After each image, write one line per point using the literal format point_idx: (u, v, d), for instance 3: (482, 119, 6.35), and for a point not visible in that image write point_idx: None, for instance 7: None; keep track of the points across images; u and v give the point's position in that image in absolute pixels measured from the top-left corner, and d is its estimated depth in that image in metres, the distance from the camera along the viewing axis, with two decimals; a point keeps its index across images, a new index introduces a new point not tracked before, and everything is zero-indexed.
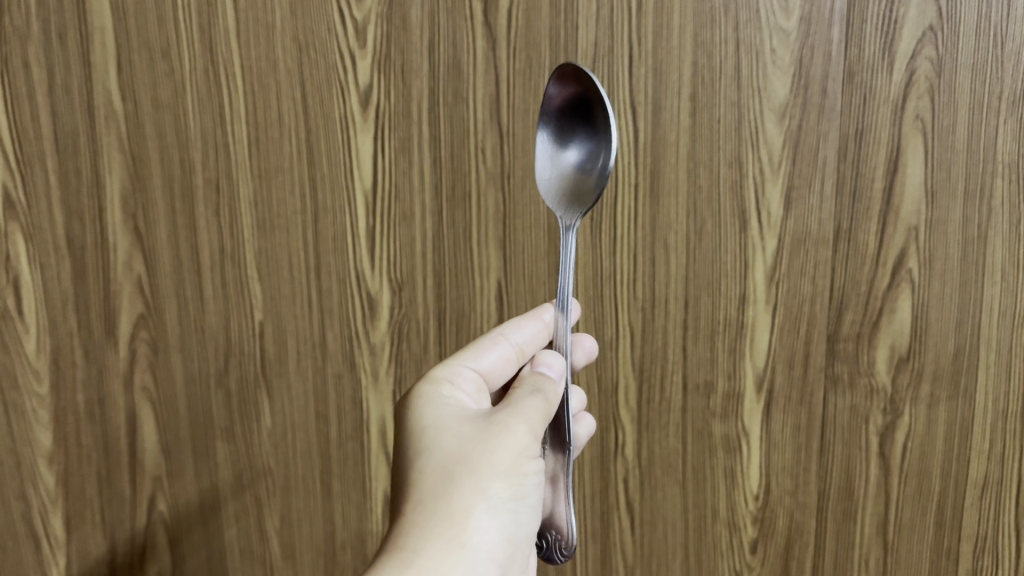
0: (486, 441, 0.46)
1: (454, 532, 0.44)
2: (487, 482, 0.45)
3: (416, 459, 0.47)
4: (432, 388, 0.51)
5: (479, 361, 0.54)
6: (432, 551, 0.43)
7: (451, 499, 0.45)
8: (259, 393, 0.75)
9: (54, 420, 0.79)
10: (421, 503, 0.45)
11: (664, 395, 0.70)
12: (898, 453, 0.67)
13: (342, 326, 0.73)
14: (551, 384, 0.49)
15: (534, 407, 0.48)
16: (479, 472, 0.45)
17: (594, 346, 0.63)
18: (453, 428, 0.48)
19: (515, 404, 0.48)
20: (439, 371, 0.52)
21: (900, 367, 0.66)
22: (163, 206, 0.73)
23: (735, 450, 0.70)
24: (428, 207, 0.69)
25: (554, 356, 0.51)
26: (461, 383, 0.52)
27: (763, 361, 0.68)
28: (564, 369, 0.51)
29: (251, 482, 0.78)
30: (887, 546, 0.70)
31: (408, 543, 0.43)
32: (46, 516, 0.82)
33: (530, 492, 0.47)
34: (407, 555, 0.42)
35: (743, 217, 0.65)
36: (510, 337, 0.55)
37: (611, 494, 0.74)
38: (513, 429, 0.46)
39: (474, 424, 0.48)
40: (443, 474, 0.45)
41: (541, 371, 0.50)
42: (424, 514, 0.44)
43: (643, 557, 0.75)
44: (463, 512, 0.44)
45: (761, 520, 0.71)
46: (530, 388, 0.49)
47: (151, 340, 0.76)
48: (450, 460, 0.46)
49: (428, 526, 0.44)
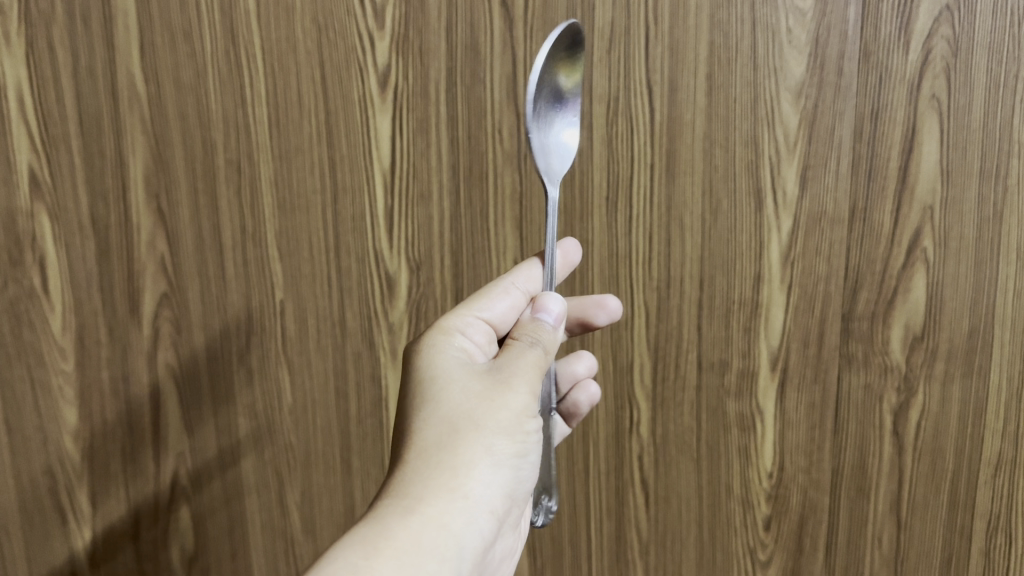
0: (492, 397, 0.48)
1: (458, 484, 0.46)
2: (492, 438, 0.47)
3: (421, 405, 0.49)
4: (442, 338, 0.52)
5: (489, 309, 0.55)
6: (436, 500, 0.46)
7: (456, 452, 0.47)
8: (280, 370, 0.77)
9: (80, 397, 0.81)
10: (425, 452, 0.47)
11: (679, 372, 0.71)
12: (911, 431, 0.68)
13: (361, 305, 0.74)
14: (547, 332, 0.52)
15: (533, 363, 0.50)
16: (483, 428, 0.47)
17: (616, 305, 0.65)
18: (459, 378, 0.50)
19: (518, 360, 0.50)
20: (450, 322, 0.53)
21: (915, 346, 0.66)
22: (186, 187, 0.74)
23: (749, 429, 0.71)
24: (446, 187, 0.70)
25: (552, 299, 0.53)
26: (471, 333, 0.53)
27: (778, 340, 0.68)
28: (560, 311, 0.53)
29: (272, 457, 0.79)
30: (900, 523, 0.70)
31: (413, 490, 0.46)
32: (72, 490, 0.84)
33: (531, 449, 0.50)
34: (411, 502, 0.45)
35: (759, 196, 0.66)
36: (518, 286, 0.56)
37: (626, 470, 0.75)
38: (518, 388, 0.49)
39: (479, 377, 0.50)
40: (449, 427, 0.48)
41: (540, 318, 0.52)
42: (429, 464, 0.47)
43: (657, 533, 0.76)
44: (468, 466, 0.47)
45: (775, 497, 0.72)
46: (528, 341, 0.51)
47: (175, 318, 0.77)
48: (458, 414, 0.48)
49: (433, 476, 0.46)
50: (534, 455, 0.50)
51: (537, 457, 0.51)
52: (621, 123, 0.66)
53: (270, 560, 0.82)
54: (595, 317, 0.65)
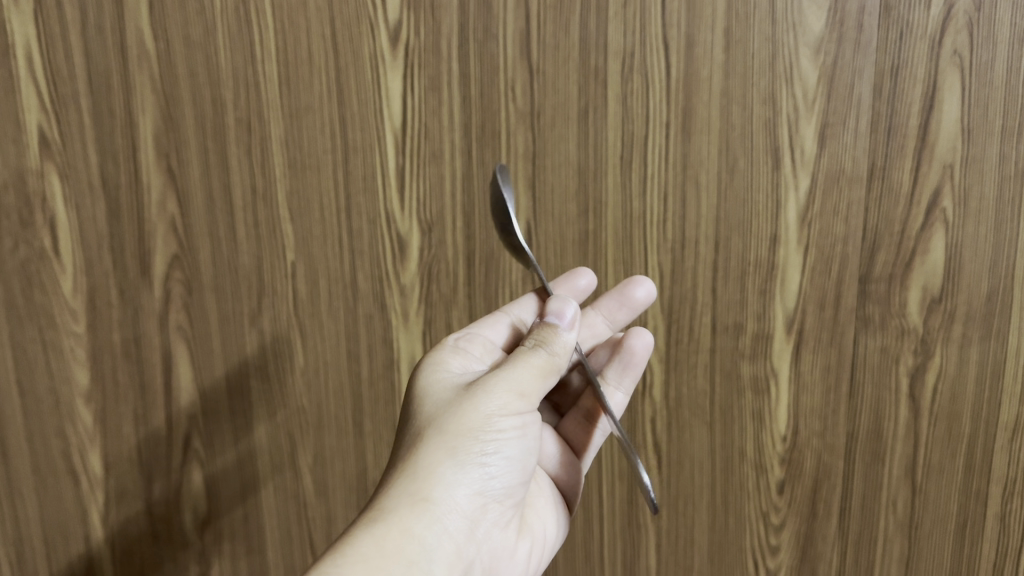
0: (464, 403, 0.51)
1: (422, 487, 0.49)
2: (457, 440, 0.50)
3: (405, 422, 0.53)
4: (436, 357, 0.57)
5: (486, 330, 0.60)
6: (402, 504, 0.49)
7: (421, 458, 0.50)
8: (291, 332, 0.76)
9: (92, 359, 0.81)
10: (401, 465, 0.51)
11: (693, 335, 0.70)
12: (928, 394, 0.67)
13: (372, 267, 0.73)
14: (559, 336, 0.54)
15: (522, 364, 0.52)
16: (450, 431, 0.50)
17: (646, 280, 0.66)
18: (442, 393, 0.53)
19: (510, 363, 0.53)
20: (447, 341, 0.59)
21: (932, 309, 0.65)
22: (195, 146, 0.73)
23: (763, 392, 0.70)
24: (458, 146, 0.69)
25: (563, 302, 0.55)
26: (471, 348, 0.58)
27: (794, 302, 0.68)
28: (573, 314, 0.55)
29: (284, 419, 0.79)
30: (915, 488, 0.70)
31: (384, 497, 0.49)
32: (84, 452, 0.84)
33: (507, 449, 0.51)
34: (378, 510, 0.48)
35: (776, 154, 0.65)
36: (509, 312, 0.62)
37: (638, 434, 0.74)
38: (493, 390, 0.51)
39: (461, 389, 0.53)
40: (421, 437, 0.51)
41: (551, 322, 0.54)
42: (401, 472, 0.50)
43: (670, 496, 0.76)
44: (434, 469, 0.50)
45: (789, 461, 0.72)
46: (532, 345, 0.53)
47: (186, 280, 0.77)
48: (430, 424, 0.51)
49: (402, 482, 0.49)
50: (514, 454, 0.52)
51: (520, 455, 0.52)
52: (636, 80, 0.65)
53: (282, 523, 0.82)
54: (631, 293, 0.66)
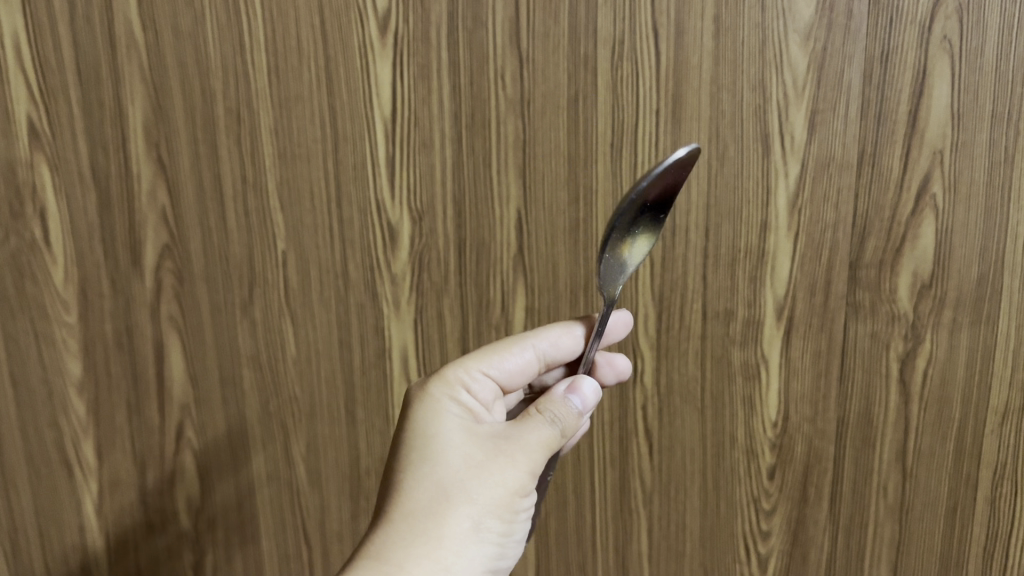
0: (488, 472, 0.50)
1: (442, 556, 0.48)
2: (481, 514, 0.49)
3: (412, 468, 0.51)
4: (445, 386, 0.54)
5: (500, 367, 0.57)
6: (417, 568, 0.47)
7: (444, 522, 0.49)
8: (283, 322, 0.77)
9: (84, 349, 0.81)
10: (411, 518, 0.49)
11: (683, 323, 0.71)
12: (918, 379, 0.68)
13: (363, 256, 0.73)
14: (575, 422, 0.54)
15: (542, 437, 0.52)
16: (474, 500, 0.49)
17: (626, 365, 0.64)
18: (458, 442, 0.52)
19: (527, 435, 0.52)
20: (459, 374, 0.55)
21: (922, 294, 0.65)
22: (185, 136, 0.73)
23: (754, 378, 0.71)
24: (448, 135, 0.69)
25: (589, 387, 0.55)
26: (478, 389, 0.55)
27: (784, 288, 0.68)
28: (591, 402, 0.55)
29: (277, 408, 0.79)
30: (905, 472, 0.70)
31: (398, 555, 0.47)
32: (78, 443, 0.84)
33: (518, 529, 0.51)
34: (394, 569, 0.47)
35: (766, 141, 0.65)
36: (537, 346, 0.58)
37: (629, 421, 0.75)
38: (517, 467, 0.51)
39: (481, 448, 0.51)
40: (442, 494, 0.49)
41: (569, 399, 0.54)
42: (416, 528, 0.48)
43: (662, 483, 0.76)
44: (455, 537, 0.48)
45: (779, 445, 0.72)
46: (547, 418, 0.53)
47: (177, 270, 0.77)
48: (451, 484, 0.50)
49: (419, 543, 0.48)
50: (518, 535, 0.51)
51: (522, 536, 0.52)
52: (626, 67, 0.65)
53: (276, 512, 0.83)
54: (604, 373, 0.64)
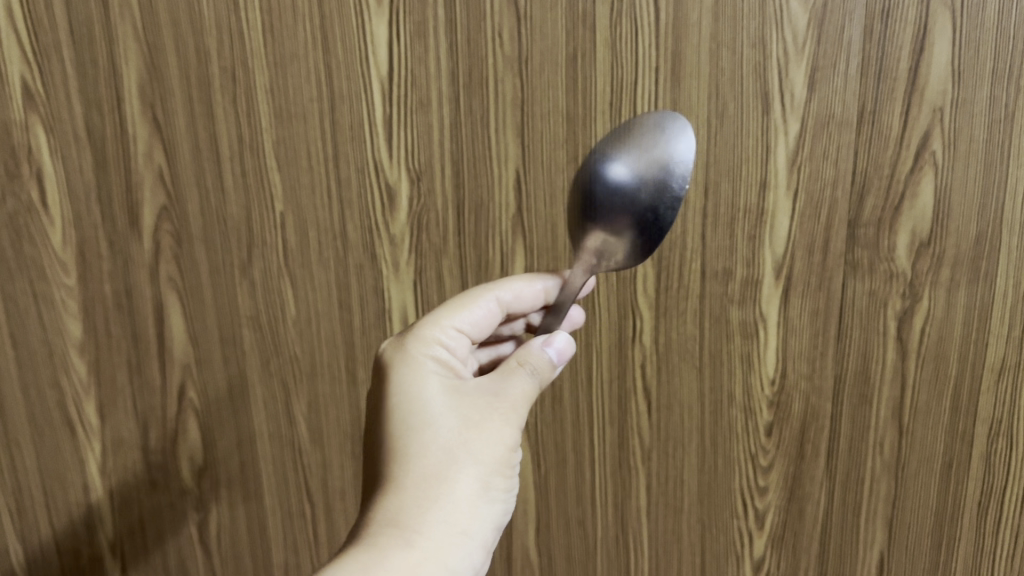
0: (486, 431, 0.51)
1: (455, 517, 0.49)
2: (487, 473, 0.50)
3: (409, 432, 0.51)
4: (425, 348, 0.54)
5: (467, 320, 0.57)
6: (433, 532, 0.48)
7: (453, 485, 0.49)
8: (282, 282, 0.77)
9: (84, 311, 0.81)
10: (417, 483, 0.49)
11: (682, 282, 0.71)
12: (915, 336, 0.68)
13: (362, 216, 0.73)
14: (553, 371, 0.54)
15: (527, 391, 0.53)
16: (477, 460, 0.50)
17: (580, 315, 0.67)
18: (450, 401, 0.52)
19: (512, 388, 0.52)
20: (431, 333, 0.55)
21: (921, 253, 0.65)
22: (180, 96, 0.73)
23: (752, 337, 0.71)
24: (445, 94, 0.68)
25: (564, 337, 0.55)
26: (451, 345, 0.56)
27: (782, 248, 0.68)
28: (568, 352, 0.55)
29: (278, 369, 0.80)
30: (902, 428, 0.71)
31: (412, 521, 0.48)
32: (80, 403, 0.84)
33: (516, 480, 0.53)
34: (411, 535, 0.48)
35: (765, 99, 0.64)
36: (500, 297, 0.58)
37: (628, 379, 0.75)
38: (510, 423, 0.52)
39: (473, 405, 0.52)
40: (445, 457, 0.50)
41: (546, 351, 0.54)
42: (425, 493, 0.49)
43: (660, 440, 0.77)
44: (464, 498, 0.50)
45: (776, 403, 0.73)
46: (529, 370, 0.53)
47: (175, 231, 0.77)
48: (453, 445, 0.50)
49: (431, 507, 0.49)
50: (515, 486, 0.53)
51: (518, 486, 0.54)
52: (625, 25, 0.64)
53: (279, 470, 0.84)
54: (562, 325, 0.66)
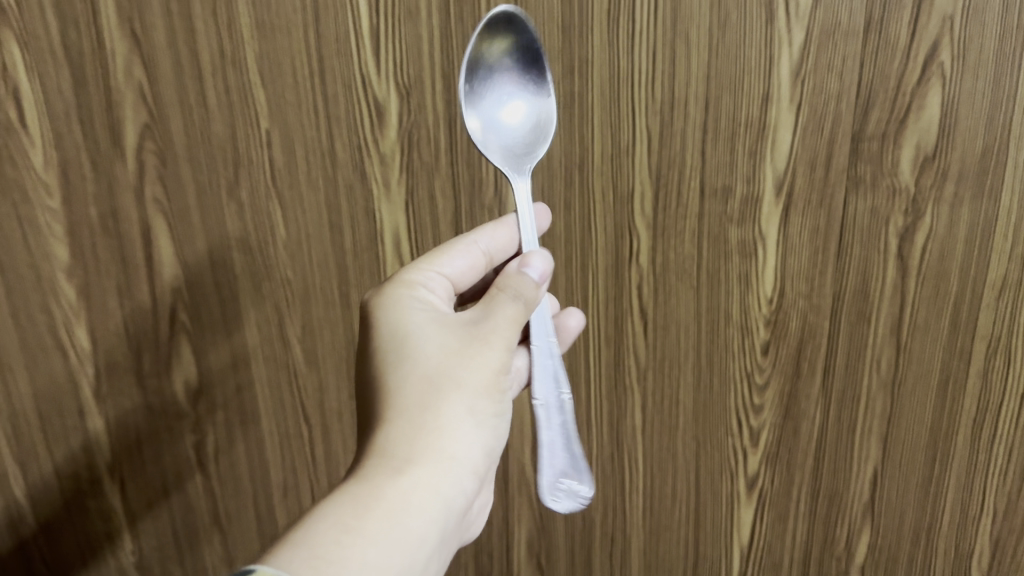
0: (470, 355, 0.50)
1: (443, 445, 0.48)
2: (474, 399, 0.49)
3: (394, 364, 0.50)
4: (408, 287, 0.54)
5: (450, 266, 0.57)
6: (423, 460, 0.47)
7: (441, 412, 0.48)
8: (271, 204, 0.75)
9: (70, 234, 0.79)
10: (404, 412, 0.48)
11: (681, 201, 0.69)
12: (917, 253, 0.67)
13: (351, 135, 0.71)
14: (535, 291, 0.53)
15: (513, 316, 0.51)
16: (464, 386, 0.49)
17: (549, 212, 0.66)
18: (432, 332, 0.51)
19: (494, 312, 0.51)
20: (413, 275, 0.55)
21: (925, 168, 0.64)
22: (159, 8, 0.70)
23: (751, 256, 0.70)
24: (434, 4, 0.65)
25: (542, 259, 0.54)
26: (434, 287, 0.55)
27: (784, 165, 0.66)
28: (547, 272, 0.54)
29: (269, 292, 0.79)
30: (900, 346, 0.71)
31: (400, 450, 0.47)
32: (72, 327, 0.84)
33: (506, 405, 0.52)
34: (399, 464, 0.47)
35: (770, 7, 0.62)
36: (480, 244, 0.59)
37: (625, 300, 0.74)
38: (495, 346, 0.50)
39: (456, 334, 0.51)
40: (431, 385, 0.49)
41: (526, 272, 0.53)
42: (412, 422, 0.48)
43: (656, 360, 0.77)
44: (452, 424, 0.49)
45: (774, 322, 0.72)
46: (511, 294, 0.52)
47: (160, 152, 0.75)
48: (437, 372, 0.49)
49: (419, 436, 0.48)
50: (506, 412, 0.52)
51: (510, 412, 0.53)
52: None
53: (275, 393, 0.84)
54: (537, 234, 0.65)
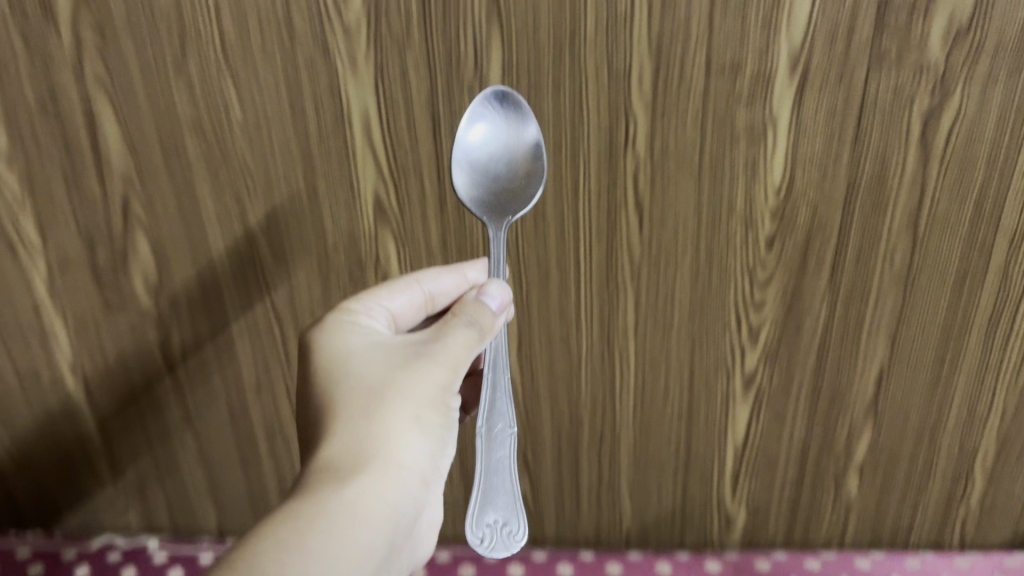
0: (415, 370, 0.51)
1: (387, 457, 0.50)
2: (420, 411, 0.51)
3: (337, 382, 0.52)
4: (350, 317, 0.56)
5: (393, 300, 0.59)
6: (367, 472, 0.49)
7: (385, 422, 0.50)
8: (224, 81, 0.67)
9: (5, 117, 0.71)
10: (349, 428, 0.50)
11: (684, 78, 0.62)
12: (941, 136, 0.62)
13: (310, 3, 0.63)
14: (489, 316, 0.55)
15: (463, 338, 0.53)
16: (409, 398, 0.51)
17: None
18: (376, 356, 0.53)
19: (443, 334, 0.53)
20: (355, 304, 0.57)
21: (957, 40, 0.58)
22: None
23: (759, 140, 0.63)
24: None
25: (500, 289, 0.56)
26: (376, 316, 0.57)
27: (801, 38, 0.59)
28: (506, 300, 0.56)
29: (229, 180, 0.72)
30: (916, 239, 0.66)
31: (344, 462, 0.49)
32: (16, 219, 0.76)
33: (452, 418, 0.53)
34: (343, 475, 0.48)
35: None
36: (425, 285, 0.60)
37: (619, 191, 0.67)
38: (440, 362, 0.52)
39: (401, 356, 0.53)
40: (375, 397, 0.51)
41: (483, 300, 0.55)
42: (357, 436, 0.50)
43: (651, 257, 0.70)
44: (396, 437, 0.50)
45: (781, 214, 0.66)
46: (462, 318, 0.54)
47: (98, 23, 0.66)
48: (380, 386, 0.51)
49: (363, 447, 0.49)
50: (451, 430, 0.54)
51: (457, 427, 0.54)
52: None
53: (241, 288, 0.78)
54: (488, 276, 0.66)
